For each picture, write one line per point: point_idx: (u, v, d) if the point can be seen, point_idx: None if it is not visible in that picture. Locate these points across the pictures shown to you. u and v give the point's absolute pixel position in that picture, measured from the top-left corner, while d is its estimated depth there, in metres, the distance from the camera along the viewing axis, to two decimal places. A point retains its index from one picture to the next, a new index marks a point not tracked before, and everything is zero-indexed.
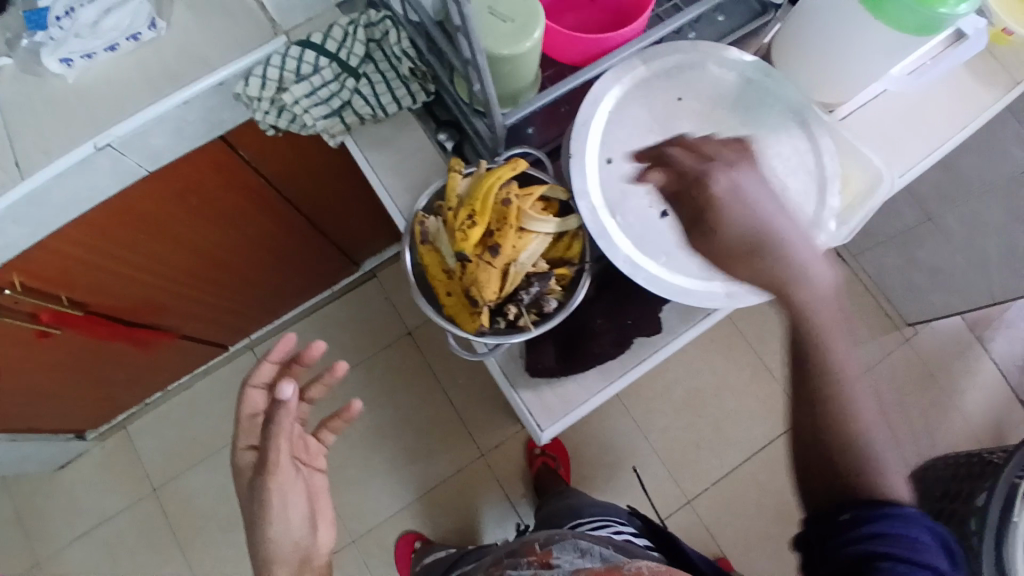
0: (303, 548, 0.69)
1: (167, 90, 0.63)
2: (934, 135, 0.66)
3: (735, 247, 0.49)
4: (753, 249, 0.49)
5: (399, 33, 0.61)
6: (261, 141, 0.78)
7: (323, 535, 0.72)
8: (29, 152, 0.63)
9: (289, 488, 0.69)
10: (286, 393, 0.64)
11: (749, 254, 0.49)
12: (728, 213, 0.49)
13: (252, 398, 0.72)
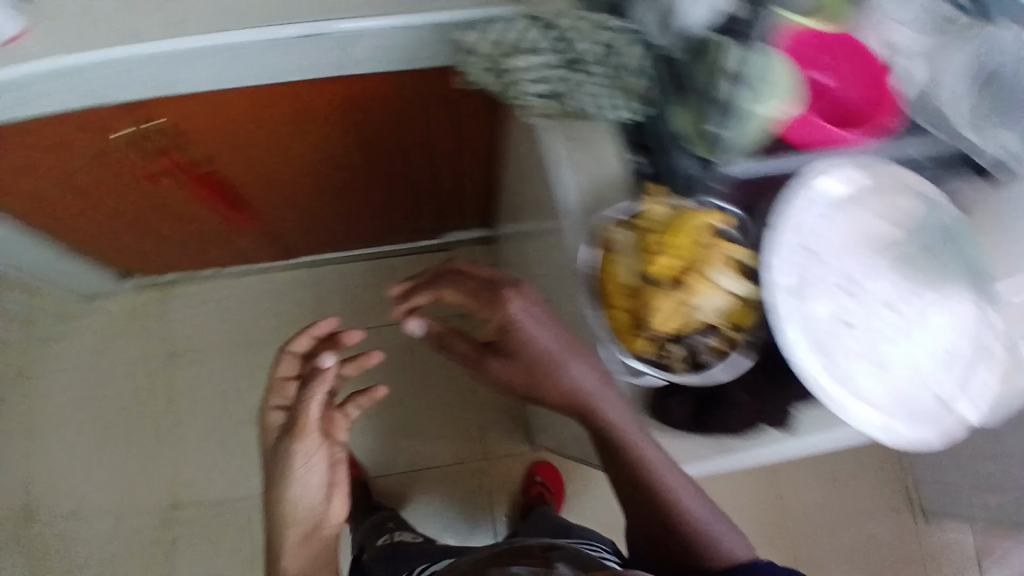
0: (316, 515, 0.76)
1: (396, 7, 0.64)
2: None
3: (535, 365, 0.55)
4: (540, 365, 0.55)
5: (643, 51, 0.59)
6: (436, 89, 0.79)
7: (337, 507, 0.78)
8: (247, 8, 0.63)
9: (314, 456, 0.76)
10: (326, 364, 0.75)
11: (539, 369, 0.55)
12: (529, 339, 0.54)
13: (286, 361, 0.84)
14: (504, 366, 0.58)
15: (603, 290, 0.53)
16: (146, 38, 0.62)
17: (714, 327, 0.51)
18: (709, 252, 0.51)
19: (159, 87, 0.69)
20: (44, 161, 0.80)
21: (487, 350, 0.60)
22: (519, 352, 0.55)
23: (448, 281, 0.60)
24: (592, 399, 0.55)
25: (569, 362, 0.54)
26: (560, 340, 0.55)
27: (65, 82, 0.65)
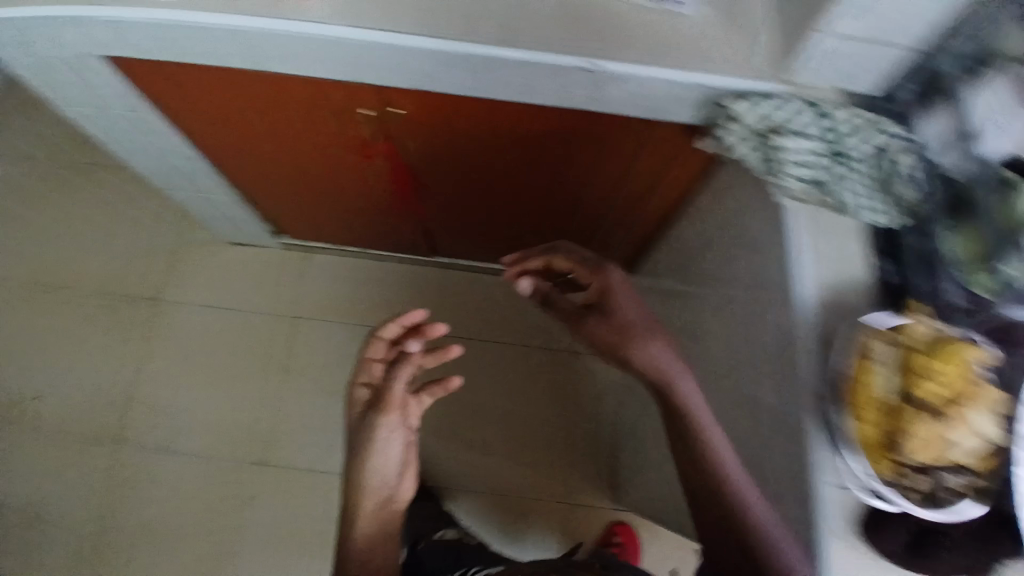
0: (386, 487, 0.82)
1: (675, 60, 0.63)
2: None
3: (614, 322, 0.76)
4: (617, 321, 0.76)
5: (911, 159, 0.59)
6: (663, 145, 0.78)
7: (405, 484, 0.83)
8: (531, 26, 0.63)
9: (394, 435, 0.82)
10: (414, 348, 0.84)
11: (615, 324, 0.76)
12: (617, 304, 0.78)
13: (375, 347, 0.86)
14: (604, 330, 0.78)
15: (853, 401, 0.51)
16: (426, 33, 0.63)
17: (969, 467, 0.49)
18: (982, 391, 0.49)
19: (415, 81, 0.69)
20: (265, 116, 0.81)
21: (591, 312, 0.81)
22: (610, 307, 0.78)
23: (560, 253, 0.86)
24: (672, 374, 0.68)
25: (650, 332, 0.74)
26: (641, 309, 0.78)
27: (333, 57, 0.66)
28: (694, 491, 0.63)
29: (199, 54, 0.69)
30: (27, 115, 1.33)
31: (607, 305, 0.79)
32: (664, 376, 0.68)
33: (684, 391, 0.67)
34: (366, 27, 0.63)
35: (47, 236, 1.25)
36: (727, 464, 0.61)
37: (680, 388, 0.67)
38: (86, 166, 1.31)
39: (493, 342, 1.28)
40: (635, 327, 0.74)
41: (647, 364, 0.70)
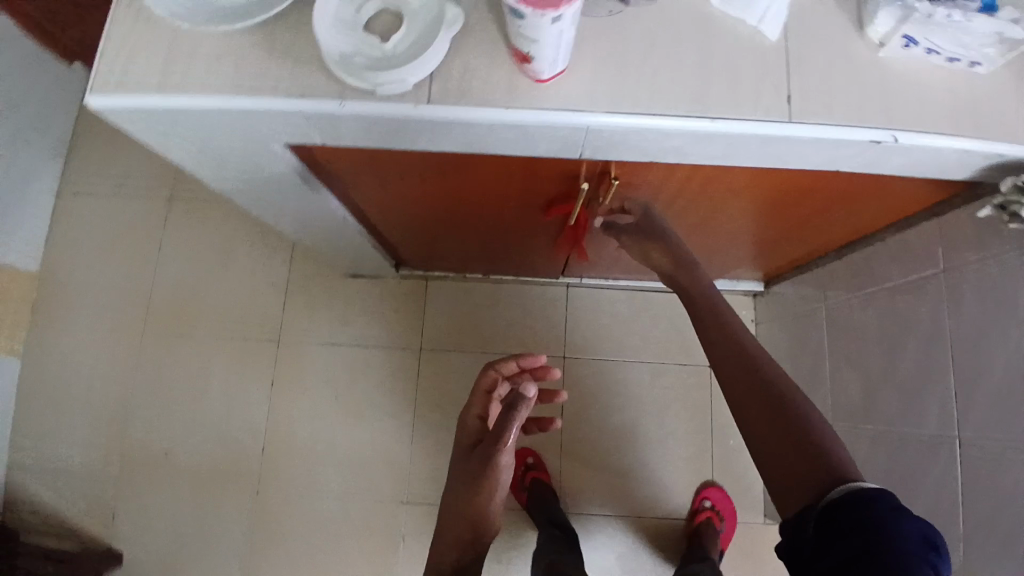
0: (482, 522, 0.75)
1: (963, 126, 0.56)
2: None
3: (647, 230, 0.81)
4: (648, 228, 0.81)
5: None
6: (899, 197, 0.72)
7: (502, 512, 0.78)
8: (803, 95, 0.56)
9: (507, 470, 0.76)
10: (529, 394, 0.69)
11: (644, 230, 0.81)
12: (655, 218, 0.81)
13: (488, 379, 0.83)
14: (632, 229, 0.82)
15: None
16: (682, 107, 0.55)
17: None
18: None
19: (650, 155, 0.61)
20: (445, 177, 0.73)
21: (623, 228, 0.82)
22: (646, 223, 0.81)
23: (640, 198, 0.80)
24: (687, 260, 0.80)
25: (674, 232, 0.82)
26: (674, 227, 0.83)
27: (568, 136, 0.58)
28: (717, 360, 0.72)
29: (405, 137, 0.61)
30: (127, 147, 1.29)
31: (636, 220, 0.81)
32: (675, 266, 0.81)
33: (691, 280, 0.80)
34: (610, 106, 0.55)
35: (167, 276, 1.25)
36: (750, 341, 0.70)
37: (692, 272, 0.80)
38: (196, 199, 1.28)
39: (618, 360, 1.24)
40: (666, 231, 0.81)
41: (669, 256, 0.81)
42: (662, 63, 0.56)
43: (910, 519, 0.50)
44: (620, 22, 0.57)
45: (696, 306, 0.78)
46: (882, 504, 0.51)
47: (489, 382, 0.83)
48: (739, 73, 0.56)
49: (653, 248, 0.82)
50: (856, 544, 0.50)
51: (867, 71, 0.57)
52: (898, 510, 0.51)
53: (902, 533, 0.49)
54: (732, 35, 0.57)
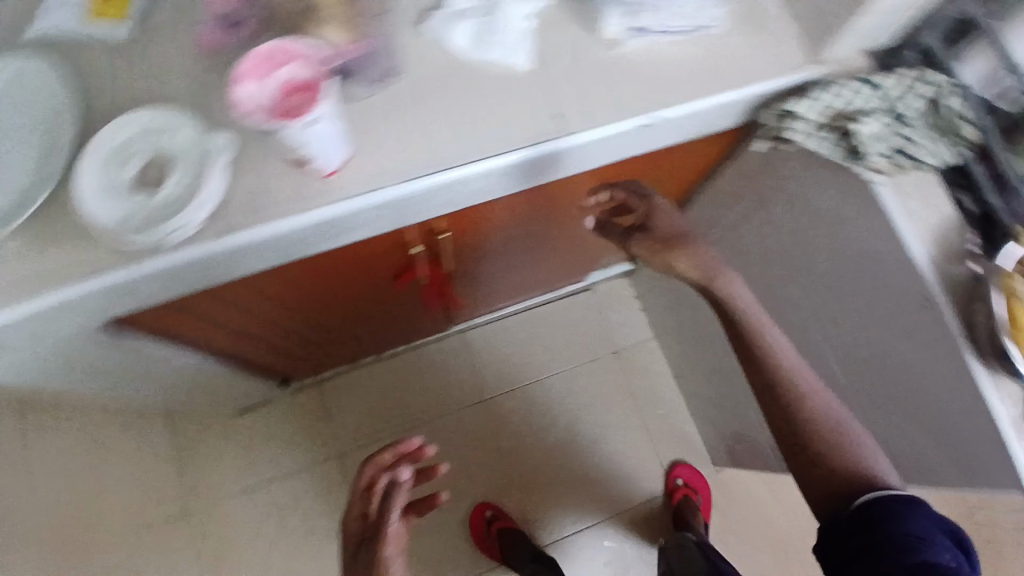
0: None
1: (704, 86, 0.64)
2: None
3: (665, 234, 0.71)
4: (661, 224, 0.71)
5: (965, 101, 0.63)
6: (692, 156, 0.80)
7: None
8: (568, 108, 0.63)
9: None
10: (402, 473, 0.64)
11: (663, 232, 0.71)
12: (665, 213, 0.72)
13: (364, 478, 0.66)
14: (646, 246, 0.72)
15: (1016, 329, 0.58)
16: (470, 155, 0.60)
17: None
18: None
19: (462, 202, 0.65)
20: (291, 288, 0.73)
21: (633, 235, 0.73)
22: (657, 218, 0.71)
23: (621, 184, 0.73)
24: (720, 274, 0.69)
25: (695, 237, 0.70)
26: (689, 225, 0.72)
27: (380, 215, 0.61)
28: (757, 376, 0.70)
29: (227, 271, 0.60)
30: None
31: (647, 222, 0.72)
32: (710, 280, 0.69)
33: (733, 293, 0.69)
34: (404, 175, 0.58)
35: (44, 495, 1.12)
36: (783, 356, 0.69)
37: (730, 286, 0.69)
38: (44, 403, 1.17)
39: (537, 381, 1.26)
40: (686, 236, 0.70)
41: (698, 266, 0.69)
42: (437, 124, 0.60)
43: (931, 519, 0.59)
44: (383, 99, 0.60)
45: (743, 332, 0.69)
46: (898, 500, 0.60)
47: (367, 480, 0.66)
48: (505, 110, 0.62)
49: (677, 255, 0.69)
50: (866, 529, 0.60)
51: (610, 69, 0.63)
52: (920, 509, 0.60)
53: (914, 524, 0.58)
54: (486, 77, 0.62)
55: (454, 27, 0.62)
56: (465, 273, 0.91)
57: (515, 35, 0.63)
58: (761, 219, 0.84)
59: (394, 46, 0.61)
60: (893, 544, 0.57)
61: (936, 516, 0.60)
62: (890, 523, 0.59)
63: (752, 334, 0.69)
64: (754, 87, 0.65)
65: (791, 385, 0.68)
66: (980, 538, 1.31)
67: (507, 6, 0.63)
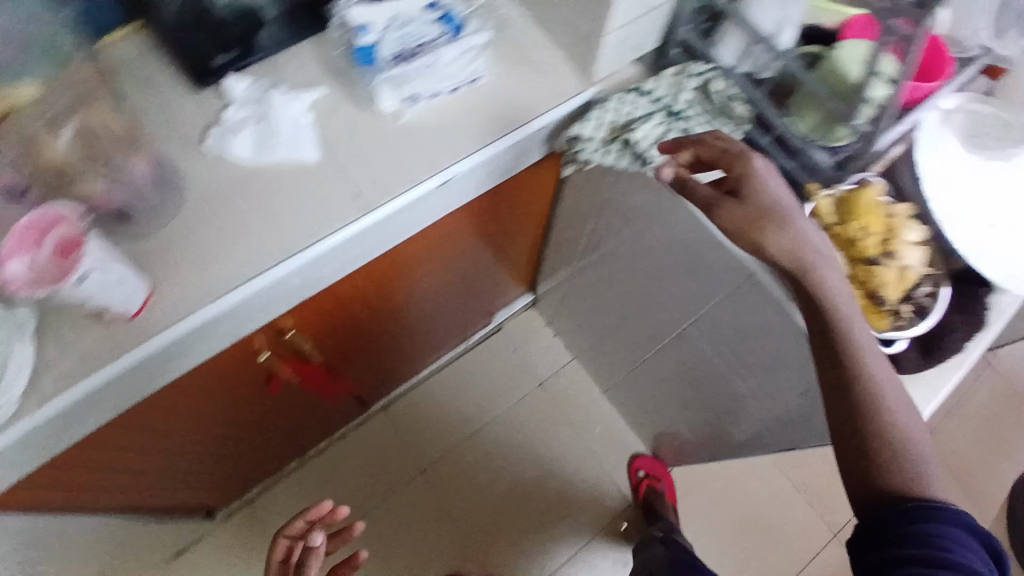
0: None
1: (489, 134, 0.68)
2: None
3: (753, 209, 0.58)
4: (750, 187, 0.58)
5: (728, 81, 0.67)
6: (519, 187, 0.82)
7: None
8: (364, 185, 0.65)
9: None
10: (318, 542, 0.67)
11: (750, 198, 0.58)
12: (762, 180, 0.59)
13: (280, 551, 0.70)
14: (735, 214, 0.58)
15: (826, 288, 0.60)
16: (278, 256, 0.61)
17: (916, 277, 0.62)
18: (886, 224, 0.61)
19: (298, 298, 0.66)
20: (153, 429, 0.70)
21: (721, 198, 0.59)
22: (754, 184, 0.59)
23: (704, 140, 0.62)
24: (811, 262, 0.56)
25: (796, 220, 0.58)
26: (793, 202, 0.59)
27: (204, 336, 0.61)
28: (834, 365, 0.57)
29: (63, 435, 0.59)
30: None
31: (735, 187, 0.59)
32: (795, 268, 0.57)
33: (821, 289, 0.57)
34: (212, 296, 0.59)
35: None
36: (868, 347, 0.56)
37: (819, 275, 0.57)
38: None
39: (473, 434, 1.24)
40: (782, 210, 0.57)
41: (787, 254, 0.57)
42: (238, 235, 0.61)
43: (963, 526, 0.50)
44: (178, 225, 0.61)
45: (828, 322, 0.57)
46: (935, 505, 0.51)
47: (284, 552, 0.70)
48: (302, 204, 0.63)
49: (769, 226, 0.57)
50: (878, 525, 0.52)
51: (396, 140, 0.66)
52: (956, 516, 0.50)
53: (941, 529, 0.49)
54: (276, 177, 0.64)
55: (231, 138, 0.64)
56: (345, 357, 0.90)
57: (295, 131, 0.65)
58: (606, 229, 0.87)
59: (177, 170, 0.62)
60: (906, 544, 0.50)
61: (968, 520, 0.50)
62: (911, 522, 0.50)
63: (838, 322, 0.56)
64: (532, 122, 0.69)
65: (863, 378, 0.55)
66: (946, 461, 1.30)
67: (279, 107, 0.65)
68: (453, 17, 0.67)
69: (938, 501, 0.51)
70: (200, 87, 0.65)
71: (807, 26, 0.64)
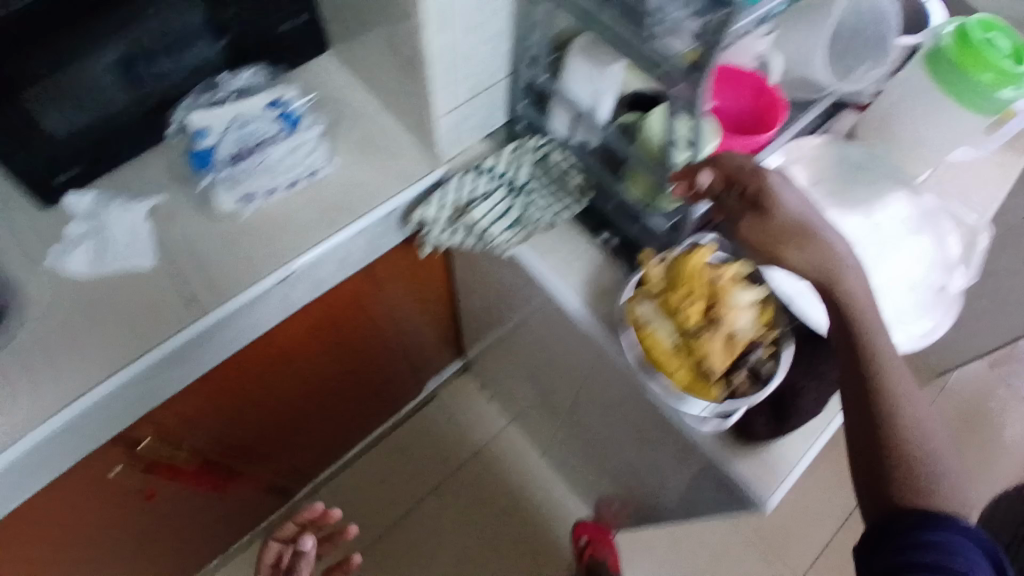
0: None
1: (331, 222, 0.68)
2: (999, 186, 0.73)
3: (795, 229, 0.50)
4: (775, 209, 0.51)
5: (564, 155, 0.69)
6: (390, 270, 0.83)
7: None
8: (200, 289, 0.65)
9: None
10: (307, 544, 0.72)
11: (775, 219, 0.51)
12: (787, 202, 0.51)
13: (270, 550, 0.77)
14: (756, 230, 0.51)
15: (654, 364, 0.57)
16: (108, 369, 0.61)
17: (755, 338, 0.57)
18: (711, 289, 0.57)
19: (144, 409, 0.66)
20: (19, 552, 0.72)
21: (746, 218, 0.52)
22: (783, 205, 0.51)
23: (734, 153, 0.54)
24: (841, 279, 0.49)
25: (827, 235, 0.50)
26: (820, 217, 0.51)
27: (35, 461, 0.60)
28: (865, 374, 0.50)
29: None
30: None
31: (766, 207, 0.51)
32: (829, 284, 0.49)
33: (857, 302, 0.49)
34: (34, 420, 0.58)
35: None
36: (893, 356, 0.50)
37: (851, 288, 0.49)
38: None
39: (410, 511, 1.21)
40: (811, 227, 0.50)
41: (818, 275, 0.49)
42: (72, 351, 0.62)
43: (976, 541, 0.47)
44: (15, 345, 0.62)
45: (859, 331, 0.49)
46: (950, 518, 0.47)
47: (274, 555, 0.76)
48: (138, 313, 0.64)
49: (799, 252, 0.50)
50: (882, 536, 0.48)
51: (236, 241, 0.67)
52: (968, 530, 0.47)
53: (952, 541, 0.46)
54: (114, 287, 0.65)
55: (66, 255, 0.66)
56: (240, 455, 0.90)
57: (132, 240, 0.67)
58: (491, 296, 0.87)
59: (18, 291, 0.64)
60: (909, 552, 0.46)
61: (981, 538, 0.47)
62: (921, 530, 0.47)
63: (869, 329, 0.49)
64: (370, 213, 0.68)
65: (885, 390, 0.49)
66: None
67: (113, 220, 0.67)
68: (291, 112, 0.70)
69: (947, 514, 0.47)
70: (44, 207, 0.68)
71: (623, 92, 0.63)
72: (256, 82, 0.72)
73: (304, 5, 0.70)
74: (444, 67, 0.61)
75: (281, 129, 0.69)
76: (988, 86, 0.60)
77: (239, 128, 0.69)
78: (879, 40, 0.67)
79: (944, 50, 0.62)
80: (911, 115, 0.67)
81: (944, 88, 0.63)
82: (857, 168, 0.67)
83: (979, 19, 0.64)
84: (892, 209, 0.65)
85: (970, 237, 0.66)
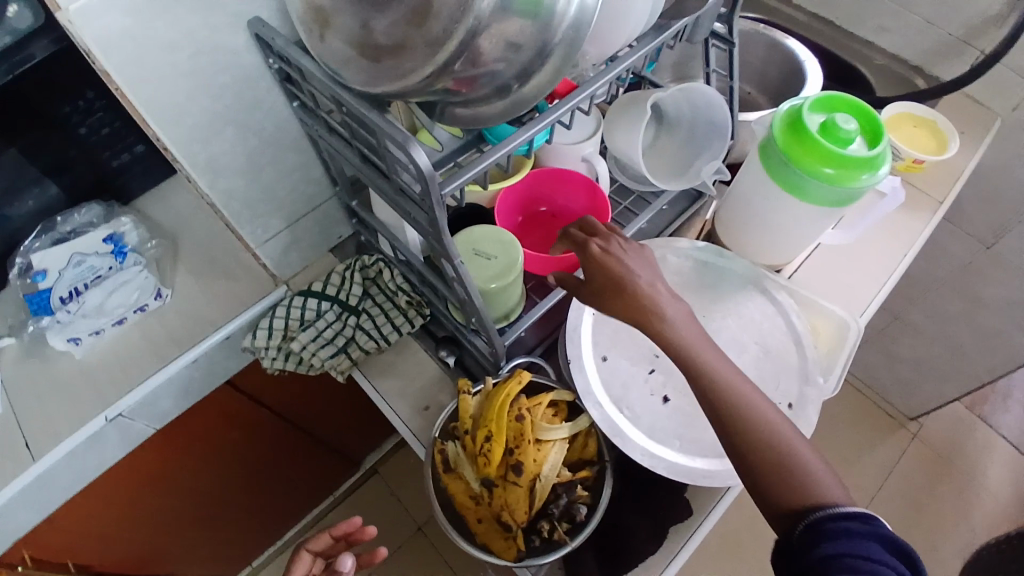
0: None
1: (170, 351, 0.67)
2: (886, 264, 0.68)
3: (611, 278, 0.51)
4: (602, 262, 0.52)
5: (393, 271, 0.66)
6: (267, 384, 0.83)
7: None
8: (38, 432, 0.64)
9: None
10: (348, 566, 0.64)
11: (604, 272, 0.51)
12: (609, 257, 0.52)
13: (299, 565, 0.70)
14: (592, 290, 0.52)
15: (457, 509, 0.54)
16: None
17: (562, 481, 0.53)
18: (514, 429, 0.52)
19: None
20: None
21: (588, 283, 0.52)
22: (613, 262, 0.52)
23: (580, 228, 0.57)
24: (656, 312, 0.49)
25: (639, 279, 0.51)
26: (645, 265, 0.52)
27: None
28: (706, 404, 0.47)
29: None
30: None
31: (601, 265, 0.52)
32: (648, 318, 0.49)
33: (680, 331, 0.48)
34: None
35: None
36: (732, 375, 0.47)
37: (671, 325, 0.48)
38: None
39: None
40: (628, 272, 0.51)
41: (635, 309, 0.49)
42: None
43: (888, 543, 0.39)
44: None
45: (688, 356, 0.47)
46: (835, 506, 0.41)
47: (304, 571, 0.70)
48: None
49: (626, 295, 0.50)
50: (791, 560, 0.41)
51: (78, 379, 0.67)
52: (872, 527, 0.40)
53: (856, 547, 0.39)
54: None
55: None
56: (143, 557, 0.92)
57: None
58: None
59: None
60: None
61: (896, 538, 0.40)
62: (818, 545, 0.40)
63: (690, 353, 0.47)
64: (193, 348, 0.67)
65: (736, 416, 0.45)
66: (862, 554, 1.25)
67: None
68: (124, 246, 0.70)
69: (827, 507, 0.41)
70: None
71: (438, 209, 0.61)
72: (94, 218, 0.72)
73: (137, 136, 0.70)
74: (246, 202, 0.60)
75: (112, 261, 0.68)
76: (827, 182, 0.55)
77: (75, 265, 0.67)
78: (713, 130, 0.64)
79: (773, 143, 0.58)
80: (755, 212, 0.64)
81: (785, 186, 0.58)
82: (706, 263, 0.65)
83: (818, 99, 0.58)
84: (741, 310, 0.63)
85: (835, 334, 0.61)
